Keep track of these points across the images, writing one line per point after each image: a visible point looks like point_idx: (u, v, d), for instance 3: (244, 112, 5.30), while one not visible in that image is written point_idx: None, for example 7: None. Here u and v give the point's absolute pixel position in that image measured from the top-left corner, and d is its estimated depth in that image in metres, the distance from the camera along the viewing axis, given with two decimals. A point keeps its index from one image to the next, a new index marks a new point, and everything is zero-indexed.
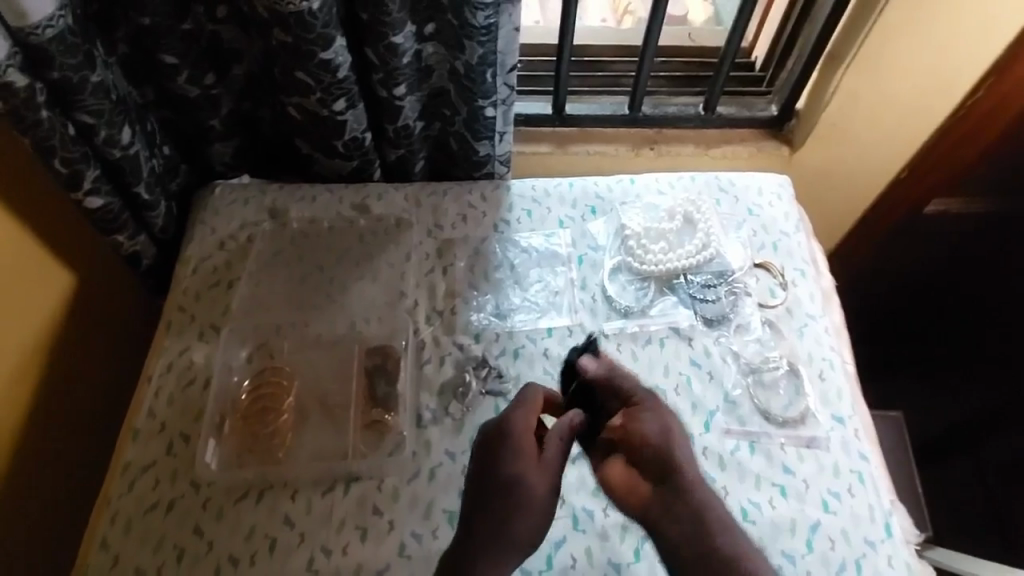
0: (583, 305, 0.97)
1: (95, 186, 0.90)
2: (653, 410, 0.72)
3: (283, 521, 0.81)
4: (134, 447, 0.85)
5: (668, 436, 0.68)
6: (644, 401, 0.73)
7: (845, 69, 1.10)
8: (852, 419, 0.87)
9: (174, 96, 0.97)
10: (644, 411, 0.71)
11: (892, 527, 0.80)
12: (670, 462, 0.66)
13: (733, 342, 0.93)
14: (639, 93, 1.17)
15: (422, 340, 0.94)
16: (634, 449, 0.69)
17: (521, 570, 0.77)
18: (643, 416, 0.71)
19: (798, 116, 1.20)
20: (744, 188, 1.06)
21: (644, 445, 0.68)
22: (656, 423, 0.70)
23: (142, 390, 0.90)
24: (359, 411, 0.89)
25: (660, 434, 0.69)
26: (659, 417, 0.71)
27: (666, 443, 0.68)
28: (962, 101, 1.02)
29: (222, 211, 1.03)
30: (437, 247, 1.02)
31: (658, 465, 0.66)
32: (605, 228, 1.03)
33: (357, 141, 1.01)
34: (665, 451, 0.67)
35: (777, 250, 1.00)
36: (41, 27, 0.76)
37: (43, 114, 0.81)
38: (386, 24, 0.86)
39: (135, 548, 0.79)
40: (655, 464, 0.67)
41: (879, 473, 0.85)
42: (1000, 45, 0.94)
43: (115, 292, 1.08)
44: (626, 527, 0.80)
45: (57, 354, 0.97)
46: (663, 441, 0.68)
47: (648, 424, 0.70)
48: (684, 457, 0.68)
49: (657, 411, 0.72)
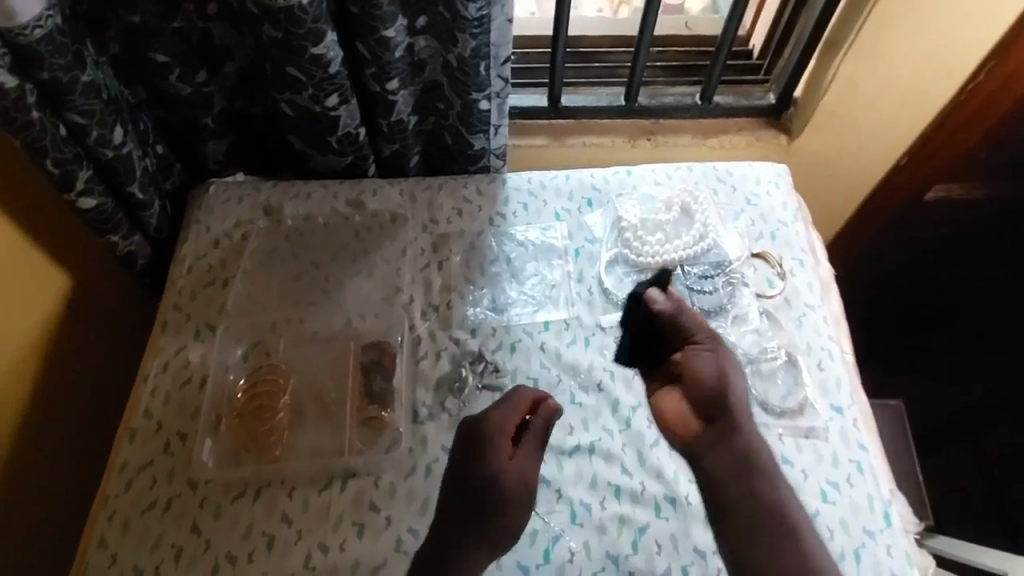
0: (579, 298, 0.96)
1: (88, 187, 0.90)
2: (723, 351, 0.76)
3: (280, 519, 0.81)
4: (130, 447, 0.85)
5: (725, 381, 0.73)
6: (706, 340, 0.76)
7: (846, 54, 1.09)
8: (850, 409, 0.86)
9: (166, 95, 0.97)
10: (708, 351, 0.75)
11: (891, 517, 0.79)
12: (726, 408, 0.73)
13: (730, 333, 0.92)
14: (634, 84, 1.16)
15: (418, 336, 0.93)
16: (692, 388, 0.74)
17: (519, 564, 0.77)
18: (702, 356, 0.75)
19: (796, 105, 1.19)
20: (742, 178, 1.04)
21: (704, 389, 0.73)
22: (724, 363, 0.75)
23: (138, 390, 0.90)
24: (356, 407, 0.89)
25: (726, 377, 0.74)
26: (722, 360, 0.75)
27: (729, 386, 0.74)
28: (963, 85, 1.00)
29: (216, 210, 1.03)
30: (432, 242, 1.01)
31: (717, 409, 0.73)
32: (602, 220, 1.02)
33: (350, 137, 1.00)
34: (723, 396, 0.73)
35: (775, 240, 0.99)
36: (30, 27, 0.75)
37: (34, 114, 0.81)
38: (377, 18, 0.85)
39: (132, 548, 0.79)
40: (712, 406, 0.73)
41: (879, 462, 0.84)
42: (1000, 29, 0.93)
43: (111, 291, 1.08)
44: (623, 519, 0.80)
45: (52, 355, 0.97)
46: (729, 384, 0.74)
47: (716, 365, 0.74)
48: (740, 398, 0.74)
49: (723, 351, 0.76)
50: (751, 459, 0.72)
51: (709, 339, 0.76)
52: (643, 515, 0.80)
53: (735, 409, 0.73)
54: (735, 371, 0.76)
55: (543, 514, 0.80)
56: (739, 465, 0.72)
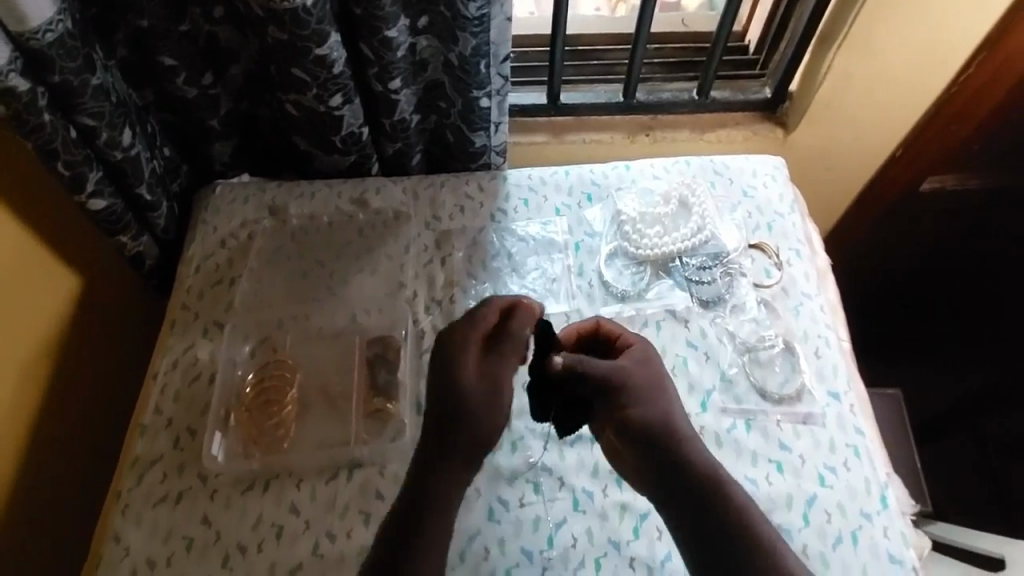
0: (580, 291, 0.98)
1: (98, 188, 0.92)
2: (635, 386, 0.73)
3: (288, 509, 0.82)
4: (142, 443, 0.87)
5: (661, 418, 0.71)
6: (627, 386, 0.73)
7: (840, 47, 1.09)
8: (848, 395, 0.88)
9: (173, 98, 0.99)
10: (636, 396, 0.73)
11: (888, 500, 0.80)
12: (669, 442, 0.69)
13: (728, 323, 0.94)
14: (632, 81, 1.18)
15: (422, 329, 0.95)
16: (630, 434, 0.71)
17: (523, 551, 0.79)
18: (633, 402, 0.72)
19: (792, 98, 1.21)
20: (739, 171, 1.06)
21: (642, 432, 0.70)
22: (640, 396, 0.73)
23: (149, 387, 0.92)
24: (361, 400, 0.91)
25: (652, 407, 0.72)
26: (643, 389, 0.74)
27: (658, 412, 0.72)
28: (956, 76, 1.02)
29: (223, 210, 1.05)
30: (435, 238, 1.03)
31: (653, 442, 0.69)
32: (601, 215, 1.04)
33: (354, 136, 1.02)
34: (662, 433, 0.70)
35: (772, 231, 1.01)
36: (41, 31, 0.77)
37: (45, 117, 0.83)
38: (380, 18, 0.87)
39: (145, 540, 0.81)
40: (653, 447, 0.69)
41: (876, 448, 0.86)
42: (992, 20, 0.94)
43: (120, 292, 1.10)
44: (625, 505, 0.81)
45: (64, 353, 0.99)
46: (658, 410, 0.72)
47: (631, 400, 0.72)
48: (672, 417, 0.72)
49: (635, 384, 0.74)
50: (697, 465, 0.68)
51: (618, 376, 0.74)
52: (645, 501, 0.81)
53: (670, 428, 0.70)
54: (660, 396, 0.74)
55: (547, 501, 0.82)
56: (688, 474, 0.67)
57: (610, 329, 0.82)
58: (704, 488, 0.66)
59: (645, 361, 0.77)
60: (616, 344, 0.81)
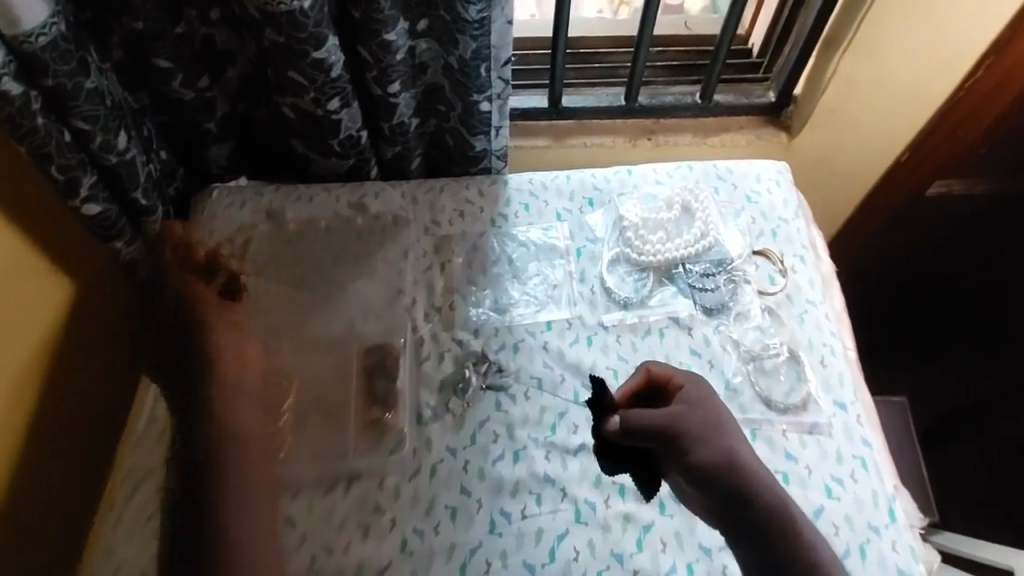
0: (581, 298, 0.96)
1: (92, 192, 0.91)
2: (690, 430, 0.67)
3: (284, 520, 0.81)
4: (135, 453, 0.86)
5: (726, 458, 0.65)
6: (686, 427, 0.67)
7: (846, 52, 1.11)
8: (854, 405, 0.86)
9: (169, 101, 0.98)
10: (696, 437, 0.66)
11: (896, 513, 0.79)
12: (738, 482, 0.63)
13: (732, 330, 0.92)
14: (634, 85, 1.17)
15: (421, 337, 0.94)
16: (694, 479, 0.65)
17: (525, 564, 0.77)
18: (695, 444, 0.66)
19: (796, 104, 1.20)
20: (742, 176, 1.05)
21: (707, 475, 0.64)
22: (699, 438, 0.67)
23: (143, 396, 0.91)
24: (358, 409, 0.89)
25: (715, 449, 0.66)
26: (703, 428, 0.68)
27: (720, 453, 0.65)
28: (961, 82, 0.99)
29: (219, 214, 1.04)
30: (434, 244, 1.01)
31: (719, 484, 0.63)
32: (603, 220, 1.03)
33: (352, 140, 1.00)
34: (729, 474, 0.64)
35: (776, 237, 0.99)
36: (34, 35, 0.76)
37: (39, 121, 0.81)
38: (378, 21, 0.86)
39: (138, 554, 0.80)
40: (721, 490, 0.63)
41: (883, 459, 0.84)
42: (994, 28, 0.92)
43: (116, 298, 1.09)
44: (628, 517, 0.80)
45: (58, 361, 0.98)
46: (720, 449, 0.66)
47: (688, 445, 0.66)
48: (736, 455, 0.65)
49: (693, 426, 0.68)
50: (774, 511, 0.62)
51: (671, 421, 0.68)
52: (647, 513, 0.80)
53: (737, 470, 0.64)
54: (720, 434, 0.67)
55: (547, 513, 0.80)
56: (762, 520, 0.62)
57: (660, 372, 0.77)
58: (779, 532, 0.61)
59: (700, 397, 0.72)
60: (670, 387, 0.76)
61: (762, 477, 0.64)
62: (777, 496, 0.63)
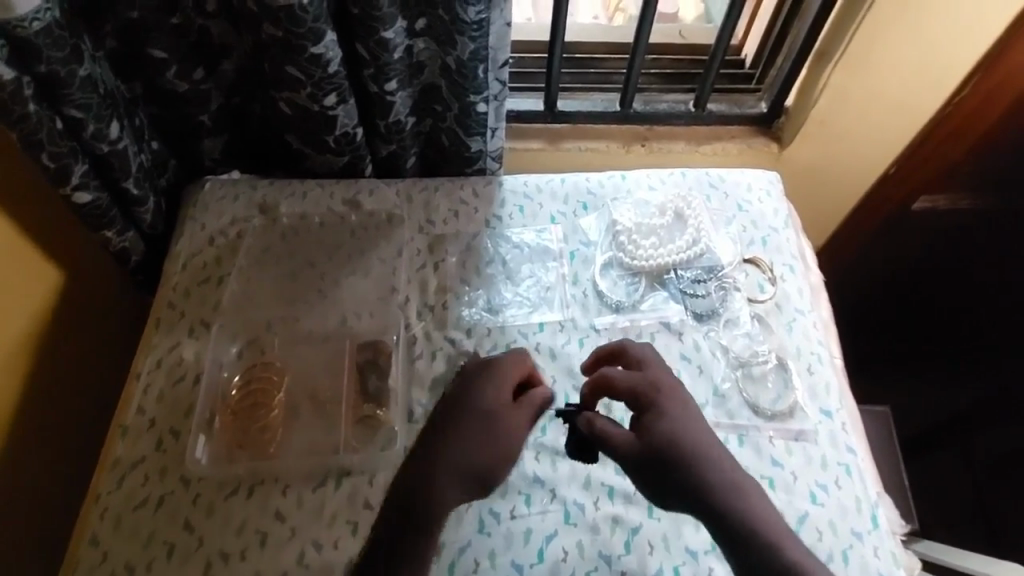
0: (574, 300, 0.97)
1: (83, 181, 0.90)
2: (654, 407, 0.71)
3: (274, 516, 0.81)
4: (123, 444, 0.85)
5: (675, 437, 0.68)
6: (648, 406, 0.71)
7: (838, 65, 1.11)
8: (839, 413, 0.88)
9: (163, 92, 0.97)
10: (656, 416, 0.70)
11: (878, 519, 0.80)
12: (682, 458, 0.66)
13: (722, 336, 0.93)
14: (630, 90, 1.17)
15: (413, 335, 0.94)
16: (647, 454, 0.68)
17: (513, 564, 0.77)
18: (652, 422, 0.69)
19: (787, 113, 1.21)
20: (734, 184, 1.06)
21: (656, 449, 0.67)
22: (656, 418, 0.70)
23: (131, 386, 0.90)
24: (350, 406, 0.89)
25: (665, 426, 0.69)
26: (667, 422, 0.69)
27: (673, 432, 0.68)
28: (949, 97, 1.03)
29: (212, 207, 1.03)
30: (428, 243, 1.01)
31: (664, 460, 0.67)
32: (596, 224, 1.03)
33: (348, 137, 1.00)
34: (675, 450, 0.67)
35: (766, 246, 1.01)
36: (29, 20, 0.75)
37: (31, 107, 0.80)
38: (377, 19, 0.85)
39: (124, 544, 0.79)
40: (667, 463, 0.66)
41: (867, 466, 0.86)
42: (985, 41, 0.95)
43: (103, 288, 1.08)
44: (616, 519, 0.80)
45: (43, 351, 0.96)
46: (669, 435, 0.68)
47: (646, 423, 0.70)
48: (687, 433, 0.68)
49: (661, 406, 0.71)
50: (716, 498, 0.65)
51: (646, 395, 0.72)
52: (636, 516, 0.81)
53: (684, 454, 0.67)
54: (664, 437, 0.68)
55: (538, 513, 0.81)
56: (710, 508, 0.64)
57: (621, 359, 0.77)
58: (731, 526, 0.63)
59: (671, 395, 0.72)
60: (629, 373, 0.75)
61: (704, 462, 0.66)
62: (721, 482, 0.65)
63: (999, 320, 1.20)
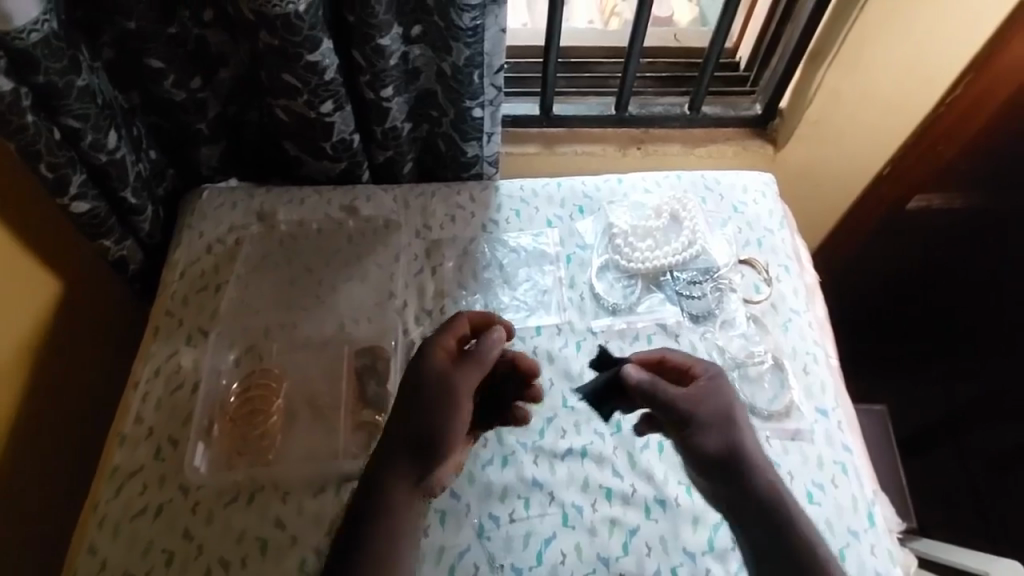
0: (571, 304, 0.97)
1: (82, 190, 0.91)
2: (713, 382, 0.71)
3: (273, 522, 0.81)
4: (122, 452, 0.86)
5: (730, 412, 0.68)
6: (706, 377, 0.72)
7: (833, 62, 1.09)
8: (835, 412, 0.88)
9: (160, 101, 0.97)
10: (712, 387, 0.70)
11: (874, 516, 0.81)
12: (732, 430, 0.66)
13: (718, 337, 0.94)
14: (625, 94, 1.18)
15: (412, 340, 0.94)
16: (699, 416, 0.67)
17: (512, 567, 0.78)
18: (711, 392, 0.70)
19: (782, 115, 1.21)
20: (729, 186, 1.06)
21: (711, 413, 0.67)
22: (715, 389, 0.70)
23: (129, 395, 0.90)
24: (348, 412, 0.90)
25: (720, 398, 0.69)
26: (724, 396, 0.70)
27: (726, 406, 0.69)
28: (942, 98, 1.07)
29: (210, 215, 1.04)
30: (425, 248, 1.02)
31: (717, 424, 0.67)
32: (592, 227, 1.04)
33: (344, 143, 1.01)
34: (728, 421, 0.67)
35: (762, 246, 1.01)
36: (26, 31, 0.76)
37: (29, 118, 0.81)
38: (373, 26, 0.86)
39: (123, 553, 0.79)
40: (718, 428, 0.67)
41: (862, 465, 0.86)
42: (981, 39, 0.99)
43: (102, 297, 1.08)
44: (614, 521, 0.81)
45: (42, 360, 0.97)
46: (725, 406, 0.68)
47: (706, 391, 0.70)
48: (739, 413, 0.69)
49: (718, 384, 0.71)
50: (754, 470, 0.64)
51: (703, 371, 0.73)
52: (633, 518, 0.81)
53: (735, 428, 0.67)
54: (728, 425, 0.67)
55: (536, 516, 0.81)
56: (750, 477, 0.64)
57: (673, 361, 0.76)
58: (767, 496, 0.63)
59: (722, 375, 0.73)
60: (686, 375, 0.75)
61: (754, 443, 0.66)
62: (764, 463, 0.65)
63: (982, 322, 1.20)
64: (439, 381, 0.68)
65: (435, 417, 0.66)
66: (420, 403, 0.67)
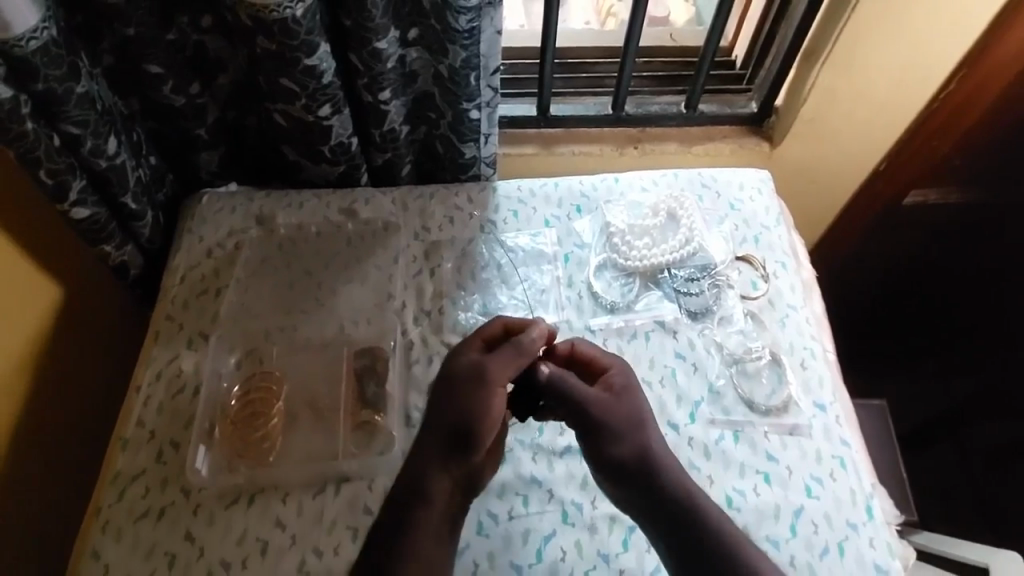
0: (569, 303, 0.98)
1: (82, 197, 0.91)
2: (624, 392, 0.77)
3: (274, 523, 0.82)
4: (124, 456, 0.86)
5: (640, 421, 0.74)
6: (618, 387, 0.77)
7: (825, 62, 1.11)
8: (833, 406, 0.88)
9: (159, 107, 0.98)
10: (624, 398, 0.76)
11: (873, 510, 0.81)
12: (643, 438, 0.72)
13: (716, 334, 0.94)
14: (621, 94, 1.18)
15: (411, 341, 0.95)
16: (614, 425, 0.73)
17: (512, 564, 0.78)
18: (625, 402, 0.75)
19: (777, 113, 1.22)
20: (725, 184, 1.07)
21: (623, 422, 0.74)
22: (626, 401, 0.76)
23: (131, 399, 0.91)
24: (348, 413, 0.90)
25: (629, 408, 0.75)
26: (633, 405, 0.76)
27: (634, 415, 0.74)
28: (937, 93, 1.06)
29: (209, 219, 1.04)
30: (424, 249, 1.03)
31: (628, 432, 0.73)
32: (590, 226, 1.04)
33: (343, 146, 1.02)
34: (638, 431, 0.73)
35: (759, 243, 1.02)
36: (25, 39, 0.76)
37: (28, 125, 0.82)
38: (369, 30, 0.87)
39: (125, 556, 0.80)
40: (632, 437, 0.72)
41: (861, 458, 0.86)
42: (966, 43, 0.99)
43: (102, 303, 1.09)
44: (613, 517, 0.81)
45: (44, 365, 0.98)
46: (633, 416, 0.74)
47: (616, 403, 0.75)
48: (647, 422, 0.74)
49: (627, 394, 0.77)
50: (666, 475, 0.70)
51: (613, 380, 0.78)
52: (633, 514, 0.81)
53: (644, 437, 0.73)
54: (637, 429, 0.73)
55: (536, 514, 0.81)
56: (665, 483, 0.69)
57: (586, 360, 0.81)
58: (683, 501, 0.68)
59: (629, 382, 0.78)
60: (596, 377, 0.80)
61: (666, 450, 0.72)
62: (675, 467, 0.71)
63: (981, 321, 1.21)
64: (475, 367, 0.74)
65: (472, 401, 0.72)
66: (453, 391, 0.73)
